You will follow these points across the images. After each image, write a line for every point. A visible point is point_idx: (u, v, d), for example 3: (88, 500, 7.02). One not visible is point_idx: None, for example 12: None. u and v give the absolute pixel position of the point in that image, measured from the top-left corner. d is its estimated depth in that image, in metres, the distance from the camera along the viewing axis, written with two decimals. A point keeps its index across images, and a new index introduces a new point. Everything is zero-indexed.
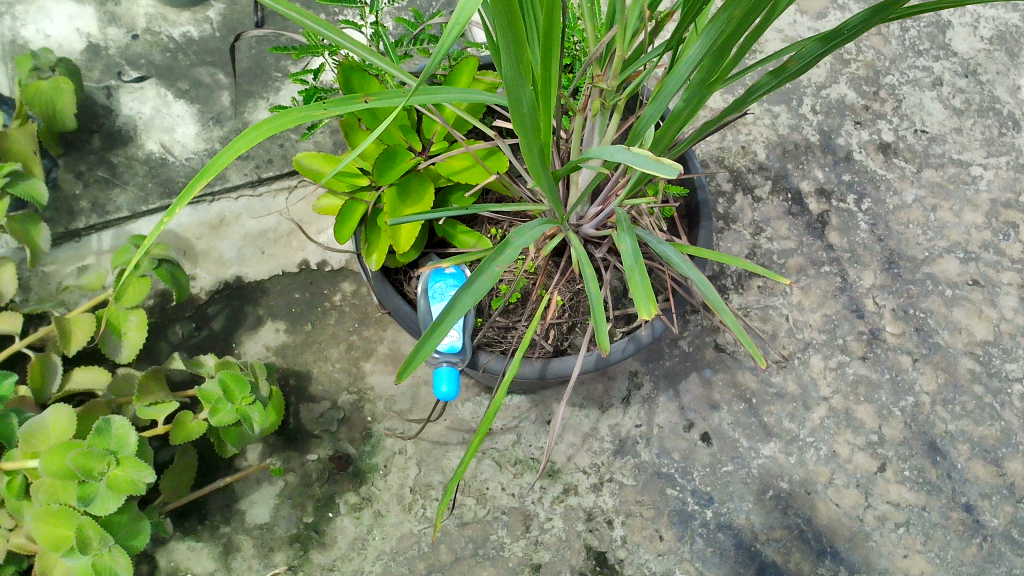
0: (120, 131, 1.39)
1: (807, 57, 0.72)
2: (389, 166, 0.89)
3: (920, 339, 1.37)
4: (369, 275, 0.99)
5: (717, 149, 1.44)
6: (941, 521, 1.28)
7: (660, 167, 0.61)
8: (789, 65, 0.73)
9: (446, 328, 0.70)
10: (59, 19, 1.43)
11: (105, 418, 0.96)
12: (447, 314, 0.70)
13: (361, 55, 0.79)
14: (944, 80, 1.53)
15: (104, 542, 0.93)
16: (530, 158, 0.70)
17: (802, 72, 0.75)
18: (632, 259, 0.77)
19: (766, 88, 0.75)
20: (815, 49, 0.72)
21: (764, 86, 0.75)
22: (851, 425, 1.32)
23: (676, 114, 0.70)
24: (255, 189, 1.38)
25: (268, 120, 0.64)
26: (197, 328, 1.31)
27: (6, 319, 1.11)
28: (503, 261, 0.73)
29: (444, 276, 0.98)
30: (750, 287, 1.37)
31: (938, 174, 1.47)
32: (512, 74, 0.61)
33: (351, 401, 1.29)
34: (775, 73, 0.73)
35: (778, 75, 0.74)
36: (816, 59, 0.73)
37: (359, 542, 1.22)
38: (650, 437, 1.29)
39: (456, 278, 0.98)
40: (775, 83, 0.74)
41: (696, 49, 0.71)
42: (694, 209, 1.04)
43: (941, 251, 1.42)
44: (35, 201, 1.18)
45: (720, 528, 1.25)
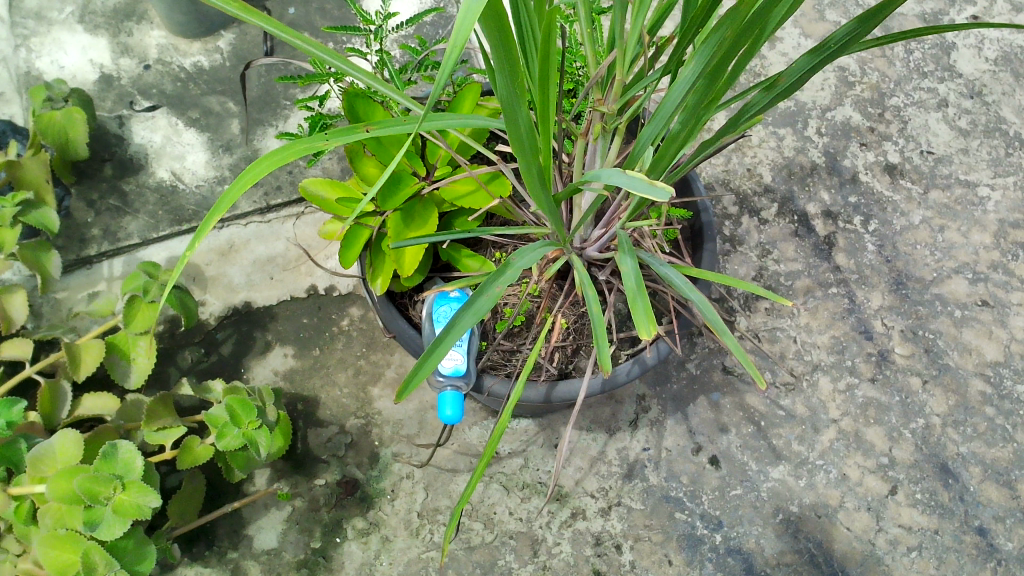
0: (132, 160, 1.41)
1: (797, 71, 0.73)
2: (393, 191, 0.90)
3: (929, 360, 1.36)
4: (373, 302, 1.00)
5: (722, 172, 1.44)
6: (954, 545, 1.26)
7: (651, 191, 0.62)
8: (779, 82, 0.74)
9: (447, 347, 0.71)
10: (73, 51, 1.46)
11: (112, 443, 0.97)
12: (446, 335, 0.71)
13: (366, 83, 0.81)
14: (950, 101, 1.53)
15: (110, 567, 0.92)
16: (530, 181, 0.70)
17: (795, 88, 0.75)
18: (633, 281, 0.77)
19: (762, 105, 0.76)
20: (805, 63, 0.72)
21: (759, 104, 0.75)
22: (861, 448, 1.31)
23: (673, 136, 0.71)
24: (264, 216, 1.40)
25: (275, 152, 0.65)
26: (206, 353, 1.32)
27: (17, 345, 1.12)
28: (503, 283, 0.74)
29: (446, 299, 0.98)
30: (757, 309, 1.37)
31: (944, 195, 1.46)
32: (507, 94, 0.61)
33: (359, 425, 1.29)
34: (767, 91, 0.74)
35: (771, 91, 0.75)
36: (808, 74, 0.73)
37: (366, 567, 1.21)
38: (659, 461, 1.29)
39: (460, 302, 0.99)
40: (768, 99, 0.75)
41: (691, 69, 0.72)
42: (698, 231, 1.04)
43: (949, 272, 1.41)
44: (48, 229, 1.19)
45: (730, 552, 1.24)
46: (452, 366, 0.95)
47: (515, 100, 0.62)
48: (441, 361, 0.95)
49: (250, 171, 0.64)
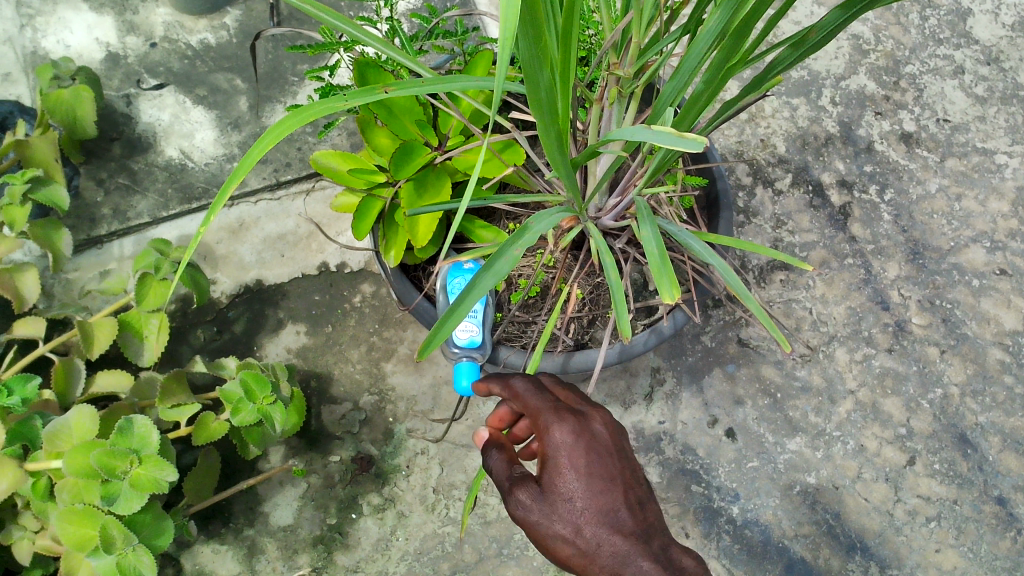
0: (140, 139, 1.40)
1: (828, 25, 0.71)
2: (406, 160, 0.89)
3: (947, 330, 1.34)
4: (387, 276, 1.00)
5: (736, 143, 1.42)
6: (973, 515, 1.26)
7: (681, 142, 0.62)
8: (810, 37, 0.72)
9: (459, 320, 0.69)
10: (79, 29, 1.45)
11: (128, 418, 0.96)
12: (464, 298, 0.69)
13: (378, 49, 0.81)
14: (966, 69, 1.51)
15: (128, 541, 0.92)
16: (548, 143, 0.69)
17: (823, 40, 0.74)
18: (654, 246, 0.76)
19: (788, 61, 0.75)
20: (836, 17, 0.70)
21: (785, 60, 0.74)
22: (879, 418, 1.30)
23: (695, 97, 0.70)
24: (274, 193, 1.38)
25: (291, 117, 0.64)
26: (218, 332, 1.31)
27: (29, 323, 1.11)
28: (522, 245, 0.72)
29: (459, 271, 0.97)
30: (772, 280, 1.34)
31: (961, 163, 1.44)
32: (529, 55, 0.60)
33: (373, 401, 1.29)
34: (795, 47, 0.73)
35: (798, 48, 0.73)
36: (839, 25, 0.71)
37: (383, 543, 1.22)
38: (675, 434, 1.28)
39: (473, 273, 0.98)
40: (795, 55, 0.74)
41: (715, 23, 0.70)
42: (714, 199, 1.03)
43: (966, 241, 1.40)
44: (58, 207, 1.19)
45: (747, 525, 1.24)
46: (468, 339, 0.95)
47: (536, 61, 0.61)
48: (456, 333, 0.94)
49: (268, 133, 0.63)
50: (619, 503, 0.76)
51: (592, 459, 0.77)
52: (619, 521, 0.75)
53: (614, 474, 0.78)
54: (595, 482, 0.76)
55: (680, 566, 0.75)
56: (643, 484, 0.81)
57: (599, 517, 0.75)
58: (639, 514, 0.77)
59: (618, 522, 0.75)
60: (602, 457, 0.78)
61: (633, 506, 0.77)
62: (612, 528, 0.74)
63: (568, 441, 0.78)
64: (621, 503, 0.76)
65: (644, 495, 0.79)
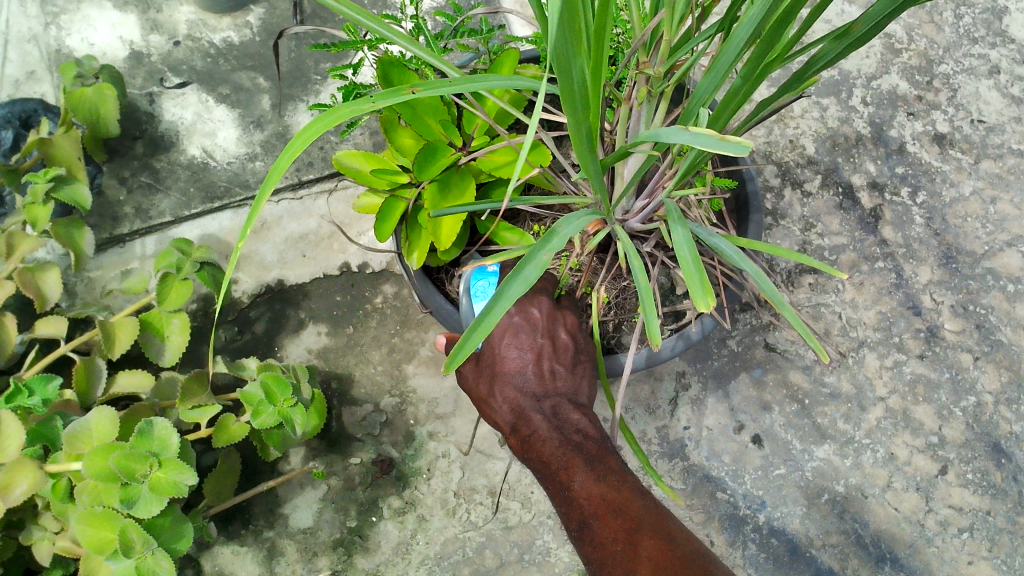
0: (163, 137, 1.39)
1: (874, 18, 0.68)
2: (430, 162, 0.87)
3: (980, 336, 1.31)
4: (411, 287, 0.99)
5: (764, 143, 1.39)
6: (1007, 526, 1.23)
7: (725, 145, 0.62)
8: (854, 30, 0.70)
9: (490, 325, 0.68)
10: (103, 27, 1.44)
11: (148, 420, 0.96)
12: (492, 307, 0.68)
13: (402, 46, 0.79)
14: (1002, 68, 1.46)
15: (148, 545, 0.92)
16: (578, 144, 0.67)
17: (870, 33, 0.71)
18: (687, 253, 0.74)
19: (832, 56, 0.72)
20: (884, 10, 0.67)
21: (826, 57, 0.72)
22: (910, 426, 1.27)
23: (731, 95, 0.68)
24: (296, 193, 1.37)
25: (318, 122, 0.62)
26: (239, 332, 1.30)
27: (51, 322, 1.11)
28: (551, 249, 0.71)
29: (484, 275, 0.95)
30: (800, 284, 1.31)
31: (996, 165, 1.41)
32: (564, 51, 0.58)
33: (394, 404, 1.27)
34: (838, 41, 0.71)
35: (840, 44, 0.71)
36: (886, 18, 0.69)
37: (403, 547, 1.21)
38: (700, 440, 1.26)
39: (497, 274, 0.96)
40: (839, 49, 0.71)
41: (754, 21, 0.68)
42: (743, 201, 1.01)
43: (1001, 245, 1.36)
44: (79, 206, 1.19)
45: (774, 533, 1.22)
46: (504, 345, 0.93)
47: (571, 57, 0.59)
48: None
49: (296, 142, 0.61)
50: (528, 368, 0.91)
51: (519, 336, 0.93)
52: (522, 380, 0.91)
53: (532, 347, 0.92)
54: (523, 357, 0.92)
55: (567, 422, 0.89)
56: (569, 351, 0.93)
57: (508, 380, 0.92)
58: (549, 382, 0.92)
59: (522, 381, 0.91)
60: (530, 334, 0.93)
61: (542, 372, 0.92)
62: (517, 389, 0.91)
63: (504, 323, 0.94)
64: (531, 367, 0.92)
65: (564, 365, 0.93)
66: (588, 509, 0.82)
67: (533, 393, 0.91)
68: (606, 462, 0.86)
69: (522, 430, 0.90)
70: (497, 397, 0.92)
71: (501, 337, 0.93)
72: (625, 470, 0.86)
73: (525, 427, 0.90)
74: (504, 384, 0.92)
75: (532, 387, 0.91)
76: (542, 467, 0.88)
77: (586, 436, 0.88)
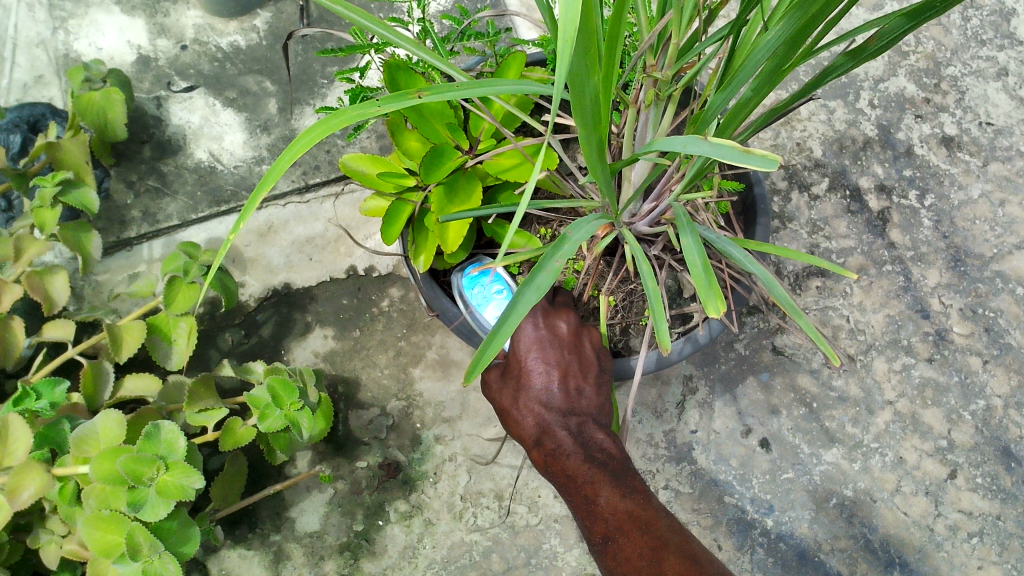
0: (170, 141, 1.40)
1: (890, 34, 0.68)
2: (436, 165, 0.86)
3: (989, 340, 1.31)
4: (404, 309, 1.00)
5: (771, 146, 1.39)
6: (1017, 531, 1.22)
7: (751, 159, 0.64)
8: (869, 45, 0.69)
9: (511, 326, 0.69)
10: (110, 32, 1.45)
11: (155, 423, 0.96)
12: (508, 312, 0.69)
13: (410, 51, 0.79)
14: (1010, 71, 1.46)
15: (155, 548, 0.92)
16: (588, 150, 0.67)
17: (884, 46, 0.71)
18: (697, 257, 0.73)
19: (844, 68, 0.72)
20: (899, 26, 0.67)
21: (840, 69, 0.72)
22: (919, 430, 1.26)
23: (743, 104, 0.68)
24: (303, 196, 1.37)
25: (325, 121, 0.62)
26: (246, 335, 1.31)
27: (58, 326, 1.11)
28: (563, 257, 0.71)
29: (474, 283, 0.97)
30: (807, 288, 1.31)
31: (1005, 168, 1.40)
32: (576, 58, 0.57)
33: (400, 407, 1.27)
34: (852, 54, 0.70)
35: (855, 57, 0.71)
36: (902, 33, 0.68)
37: (410, 551, 1.21)
38: (708, 443, 1.25)
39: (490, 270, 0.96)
40: (852, 61, 0.71)
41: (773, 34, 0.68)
42: (751, 205, 1.00)
43: (1010, 248, 1.36)
44: (88, 209, 1.19)
45: (781, 538, 1.22)
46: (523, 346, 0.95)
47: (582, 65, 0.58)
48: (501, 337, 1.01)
49: (300, 142, 0.61)
50: (556, 386, 0.91)
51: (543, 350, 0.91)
52: (549, 397, 0.90)
53: (558, 362, 0.91)
54: (549, 374, 0.90)
55: (595, 442, 0.89)
56: (594, 369, 0.92)
57: (534, 396, 0.91)
58: (574, 398, 0.91)
59: (549, 398, 0.90)
60: (556, 349, 0.91)
61: (569, 389, 0.91)
62: (543, 405, 0.90)
63: (527, 336, 0.93)
64: (558, 384, 0.91)
65: (589, 385, 0.92)
66: (613, 524, 0.87)
67: (561, 410, 0.90)
68: (630, 482, 0.89)
69: (546, 445, 0.90)
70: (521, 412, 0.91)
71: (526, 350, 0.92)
72: (646, 489, 0.90)
73: (549, 442, 0.90)
74: (530, 399, 0.91)
75: (559, 405, 0.90)
76: (567, 483, 0.89)
77: (612, 457, 0.89)
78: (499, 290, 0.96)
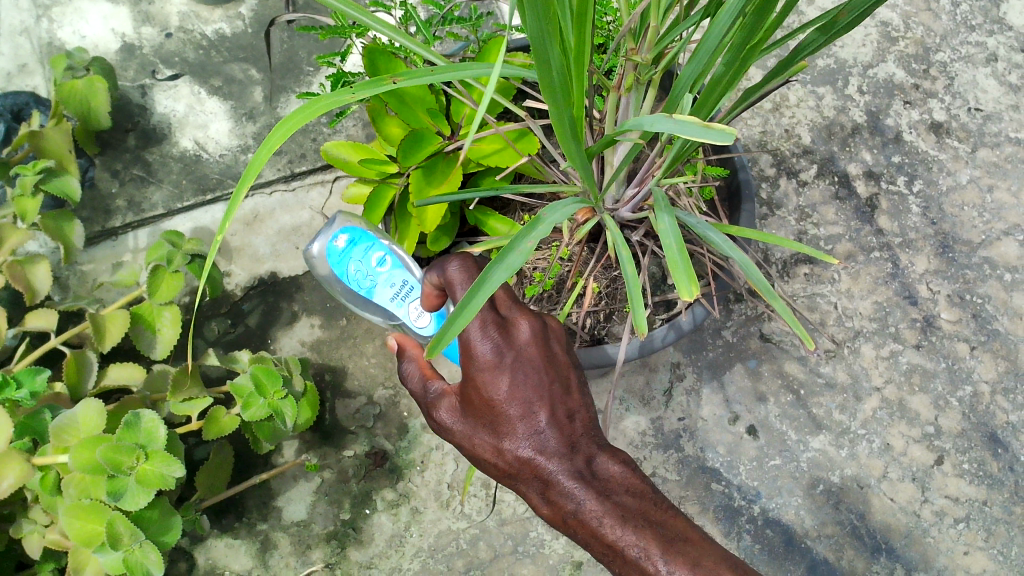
0: (155, 130, 1.39)
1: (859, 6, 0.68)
2: (415, 148, 0.87)
3: (977, 326, 1.30)
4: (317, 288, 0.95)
5: (759, 133, 1.39)
6: (1004, 516, 1.22)
7: (707, 133, 0.61)
8: (839, 18, 0.70)
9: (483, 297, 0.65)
10: (95, 19, 1.43)
11: (134, 412, 0.95)
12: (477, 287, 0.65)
13: (389, 36, 0.79)
14: (1000, 56, 1.45)
15: (135, 538, 0.92)
16: (562, 132, 0.67)
17: (856, 19, 0.71)
18: (672, 240, 0.73)
19: (818, 42, 0.73)
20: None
21: (813, 42, 0.73)
22: (906, 417, 1.26)
23: (716, 81, 0.68)
24: (289, 184, 1.36)
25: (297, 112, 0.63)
26: (232, 325, 1.30)
27: (40, 315, 1.10)
28: (535, 237, 0.70)
29: (348, 257, 0.88)
30: (795, 275, 1.31)
31: (993, 154, 1.40)
32: (540, 32, 0.57)
33: (387, 396, 1.27)
34: (824, 28, 0.71)
35: (827, 29, 0.71)
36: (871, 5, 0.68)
37: (396, 539, 1.21)
38: (695, 430, 1.25)
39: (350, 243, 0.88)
40: (825, 35, 0.72)
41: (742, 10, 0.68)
42: (735, 190, 1.00)
43: (998, 234, 1.35)
44: (70, 197, 1.19)
45: (769, 524, 1.22)
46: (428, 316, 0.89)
47: (547, 40, 0.58)
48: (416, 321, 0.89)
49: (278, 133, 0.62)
50: (547, 428, 0.82)
51: (518, 389, 0.80)
52: (545, 444, 0.82)
53: (541, 399, 0.82)
54: (530, 414, 0.81)
55: (612, 481, 0.83)
56: (569, 381, 0.84)
57: (523, 441, 0.82)
58: (564, 429, 0.83)
59: (544, 445, 0.82)
60: (530, 380, 0.81)
61: (559, 423, 0.82)
62: (537, 451, 0.82)
63: (497, 378, 0.80)
64: (548, 426, 0.82)
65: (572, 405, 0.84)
66: None
67: (563, 457, 0.82)
68: (671, 528, 0.81)
69: (561, 503, 0.82)
70: (517, 464, 0.83)
71: (501, 397, 0.80)
72: (690, 528, 0.82)
73: (563, 500, 0.82)
74: (524, 454, 0.82)
75: (557, 449, 0.82)
76: (599, 543, 0.81)
77: (637, 494, 0.83)
78: (381, 258, 0.88)
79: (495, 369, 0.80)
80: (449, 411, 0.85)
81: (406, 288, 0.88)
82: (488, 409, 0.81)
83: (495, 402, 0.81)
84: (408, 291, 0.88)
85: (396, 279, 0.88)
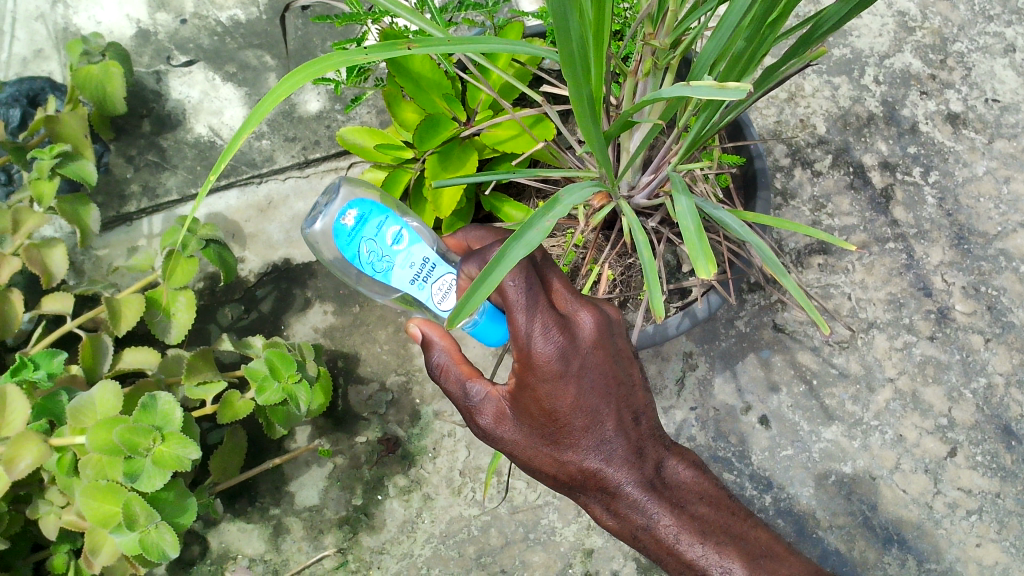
0: (170, 116, 1.39)
1: None
2: (430, 133, 0.88)
3: (992, 318, 1.30)
4: (330, 260, 0.87)
5: (774, 123, 1.38)
6: (1017, 509, 1.22)
7: (723, 91, 0.60)
8: None
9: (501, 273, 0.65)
10: (109, 5, 1.43)
11: (151, 395, 0.96)
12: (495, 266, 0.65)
13: (408, 17, 0.79)
14: (1018, 47, 1.44)
15: (151, 519, 0.93)
16: (580, 111, 0.67)
17: None
18: (690, 221, 0.73)
19: (838, 17, 0.73)
20: None
21: (835, 15, 0.72)
22: (919, 408, 1.26)
23: (736, 57, 0.72)
24: (303, 171, 1.36)
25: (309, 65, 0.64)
26: (246, 310, 1.31)
27: (57, 299, 1.11)
28: (553, 218, 0.70)
29: (359, 236, 0.75)
30: (809, 265, 1.30)
31: (1011, 145, 1.39)
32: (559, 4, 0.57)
33: (399, 382, 1.27)
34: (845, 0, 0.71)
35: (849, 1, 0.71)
36: None
37: (409, 525, 1.22)
38: (706, 420, 1.25)
39: (359, 220, 0.74)
40: (846, 9, 0.72)
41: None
42: (751, 177, 1.00)
43: (1014, 226, 1.34)
44: (85, 181, 1.19)
45: (780, 514, 1.22)
46: (451, 293, 0.79)
47: (567, 10, 0.58)
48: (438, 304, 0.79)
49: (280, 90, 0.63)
50: (611, 436, 0.83)
51: (581, 398, 0.80)
52: (610, 453, 0.83)
53: (604, 408, 0.82)
54: (598, 428, 0.82)
55: (682, 486, 0.88)
56: (629, 384, 0.84)
57: (591, 454, 0.83)
58: (631, 436, 0.85)
59: (610, 454, 0.83)
60: (597, 389, 0.80)
61: (626, 431, 0.84)
62: (606, 464, 0.83)
63: (562, 388, 0.78)
64: (612, 434, 0.83)
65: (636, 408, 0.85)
66: None
67: (630, 464, 0.84)
68: (742, 535, 0.87)
69: (631, 517, 0.86)
70: (585, 477, 0.84)
71: (566, 408, 0.79)
72: (758, 531, 0.89)
73: (634, 515, 0.86)
74: (591, 465, 0.83)
75: (623, 458, 0.84)
76: (668, 554, 0.87)
77: (706, 499, 0.88)
78: (396, 233, 0.76)
79: (560, 379, 0.78)
80: (497, 416, 0.83)
81: (427, 266, 0.77)
82: (549, 420, 0.80)
83: (559, 412, 0.79)
84: (429, 270, 0.77)
85: (415, 258, 0.76)
